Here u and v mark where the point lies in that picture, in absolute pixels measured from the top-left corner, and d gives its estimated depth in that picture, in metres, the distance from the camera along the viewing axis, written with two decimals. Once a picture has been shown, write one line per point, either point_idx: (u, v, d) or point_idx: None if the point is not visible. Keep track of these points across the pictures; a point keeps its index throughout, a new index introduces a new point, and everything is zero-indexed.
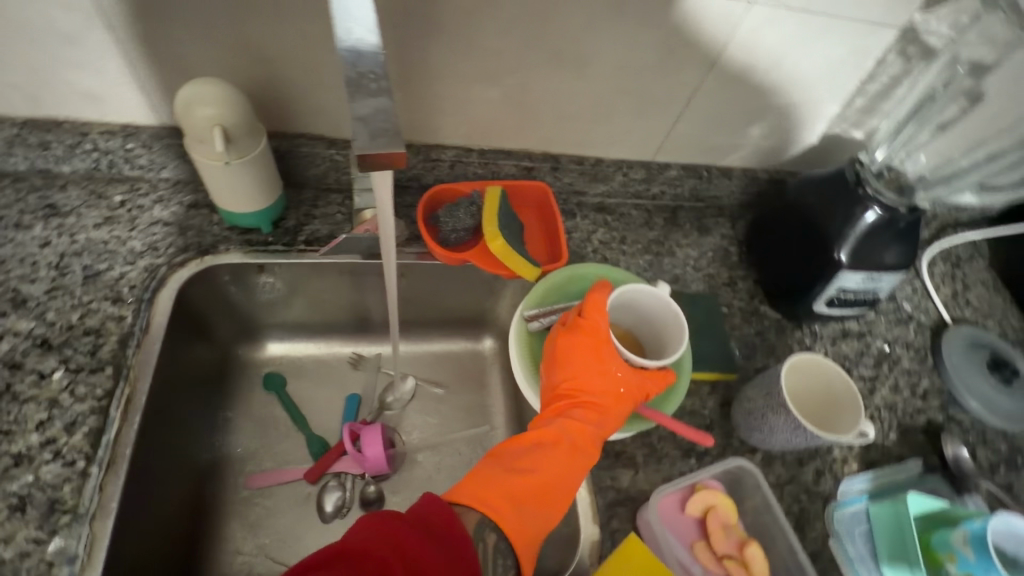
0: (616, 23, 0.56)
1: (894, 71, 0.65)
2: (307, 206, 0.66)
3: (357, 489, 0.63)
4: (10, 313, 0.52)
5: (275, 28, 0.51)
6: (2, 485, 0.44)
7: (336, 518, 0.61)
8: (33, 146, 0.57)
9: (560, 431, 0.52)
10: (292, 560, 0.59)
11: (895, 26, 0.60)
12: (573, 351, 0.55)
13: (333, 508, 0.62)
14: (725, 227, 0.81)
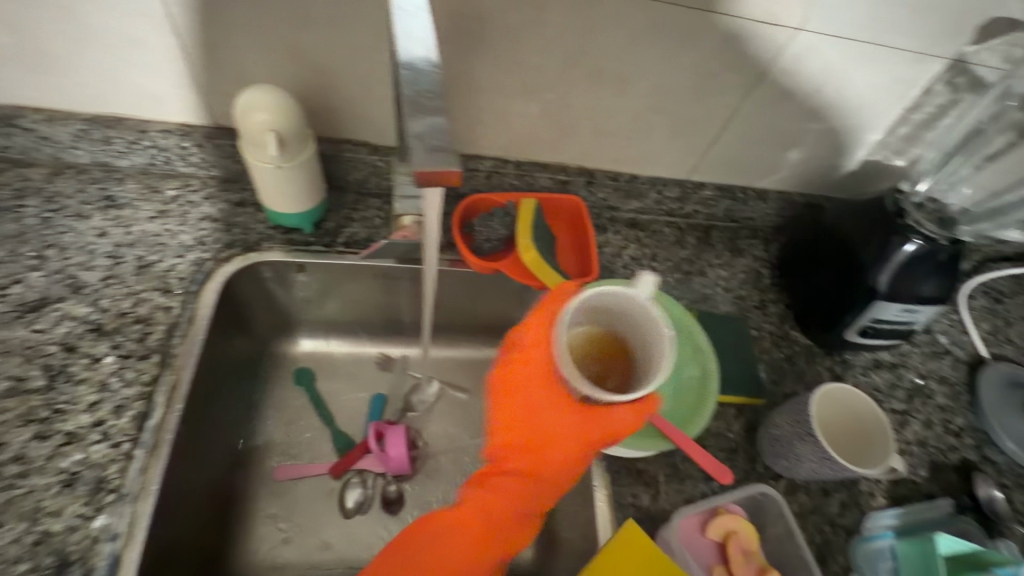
0: (659, 47, 0.56)
1: (939, 103, 0.64)
2: (347, 209, 0.68)
3: (380, 486, 0.65)
4: (67, 298, 0.55)
5: (331, 39, 0.53)
6: (53, 461, 0.47)
7: (358, 513, 0.63)
8: (98, 141, 0.60)
9: (473, 516, 0.46)
10: (314, 552, 0.61)
11: (945, 58, 0.59)
12: (527, 381, 0.46)
13: (354, 505, 0.63)
14: (757, 249, 0.80)
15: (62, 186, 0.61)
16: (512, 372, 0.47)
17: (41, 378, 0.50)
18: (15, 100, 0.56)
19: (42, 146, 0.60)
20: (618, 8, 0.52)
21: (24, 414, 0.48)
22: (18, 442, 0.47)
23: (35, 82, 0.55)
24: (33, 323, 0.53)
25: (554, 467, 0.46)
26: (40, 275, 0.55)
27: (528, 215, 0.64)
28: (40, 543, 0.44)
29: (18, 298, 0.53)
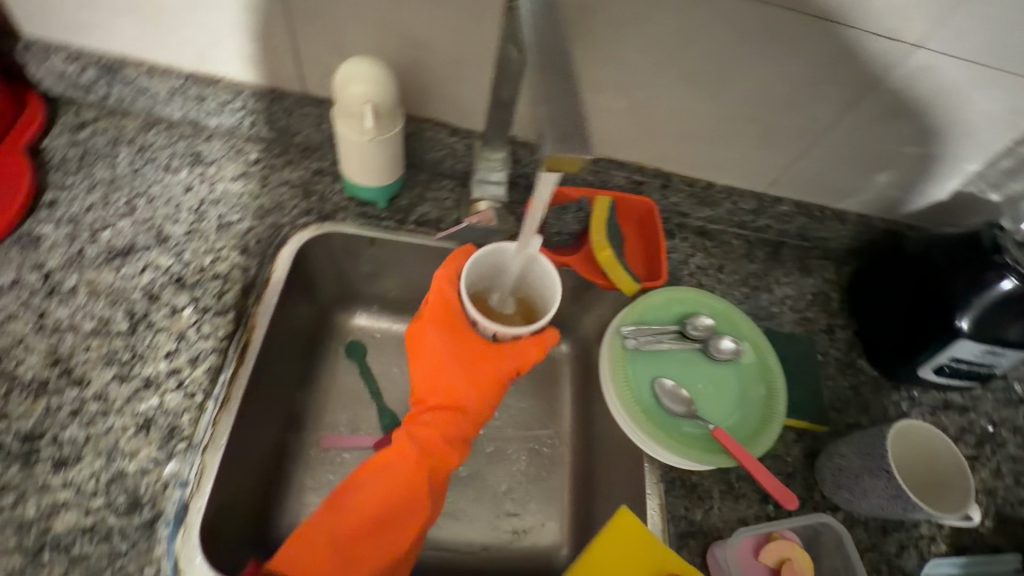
0: (764, 52, 0.54)
1: None
2: (420, 188, 0.68)
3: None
4: (152, 248, 0.56)
5: (432, 17, 0.53)
6: (130, 404, 0.48)
7: None
8: (194, 99, 0.61)
9: (412, 446, 0.53)
10: None
11: None
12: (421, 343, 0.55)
13: None
14: (828, 271, 0.77)
15: (154, 139, 0.63)
16: (417, 326, 0.56)
17: (124, 322, 0.51)
18: (122, 51, 0.58)
19: (141, 99, 0.62)
20: (731, 8, 0.51)
21: (106, 355, 0.50)
22: (100, 381, 0.48)
23: (145, 35, 0.56)
24: (123, 268, 0.54)
25: (464, 404, 0.55)
26: (129, 223, 0.57)
27: (603, 215, 0.62)
28: (114, 481, 0.45)
29: (108, 242, 0.55)
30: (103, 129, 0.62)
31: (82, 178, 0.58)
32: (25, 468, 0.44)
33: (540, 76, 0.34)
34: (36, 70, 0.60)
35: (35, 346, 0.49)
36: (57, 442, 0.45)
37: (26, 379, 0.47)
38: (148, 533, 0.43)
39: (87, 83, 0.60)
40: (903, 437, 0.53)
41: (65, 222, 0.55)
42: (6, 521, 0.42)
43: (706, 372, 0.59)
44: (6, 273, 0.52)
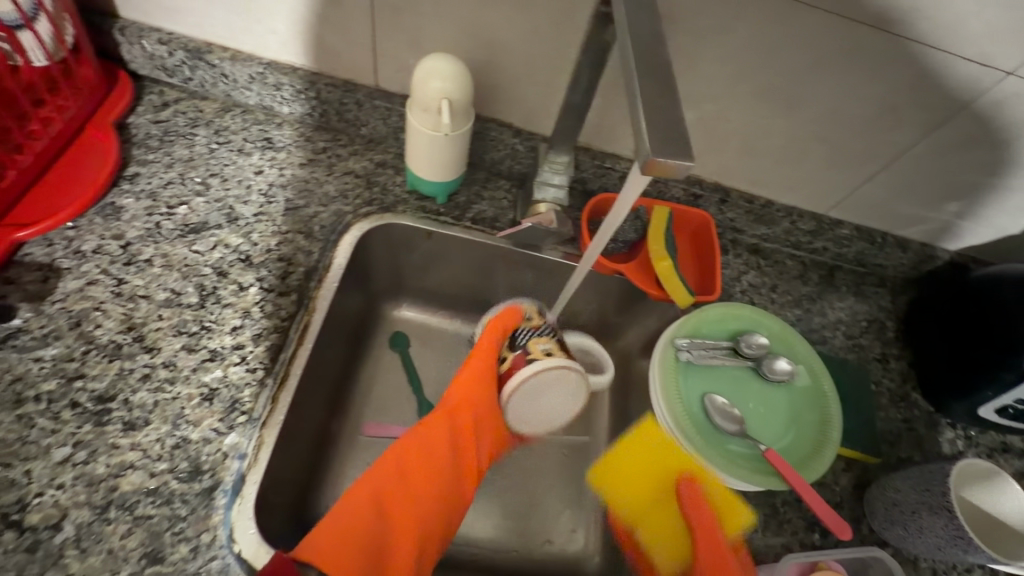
0: (844, 71, 0.54)
1: None
2: (478, 187, 0.69)
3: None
4: (223, 226, 0.58)
5: (512, 20, 0.54)
6: (197, 374, 0.50)
7: None
8: (272, 86, 0.64)
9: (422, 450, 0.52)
10: None
11: None
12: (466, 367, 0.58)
13: None
14: (884, 300, 0.75)
15: (230, 123, 0.65)
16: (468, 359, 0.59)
17: (195, 295, 0.53)
18: (210, 37, 0.61)
19: (222, 84, 0.64)
20: (817, 23, 0.50)
21: (177, 325, 0.52)
22: (171, 350, 0.50)
23: (234, 22, 0.59)
24: (196, 244, 0.56)
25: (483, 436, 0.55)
26: (203, 201, 0.59)
27: (660, 225, 0.62)
28: (178, 447, 0.46)
29: (183, 218, 0.57)
30: (183, 110, 0.65)
31: (162, 155, 0.61)
32: (97, 427, 0.46)
33: (638, 80, 0.34)
34: (127, 51, 0.62)
35: (111, 312, 0.51)
36: (128, 405, 0.47)
37: (103, 342, 0.49)
38: (207, 500, 0.45)
39: (174, 65, 0.63)
40: (972, 479, 0.51)
41: (144, 196, 0.58)
42: (77, 476, 0.44)
43: (757, 392, 0.59)
44: (89, 240, 0.54)
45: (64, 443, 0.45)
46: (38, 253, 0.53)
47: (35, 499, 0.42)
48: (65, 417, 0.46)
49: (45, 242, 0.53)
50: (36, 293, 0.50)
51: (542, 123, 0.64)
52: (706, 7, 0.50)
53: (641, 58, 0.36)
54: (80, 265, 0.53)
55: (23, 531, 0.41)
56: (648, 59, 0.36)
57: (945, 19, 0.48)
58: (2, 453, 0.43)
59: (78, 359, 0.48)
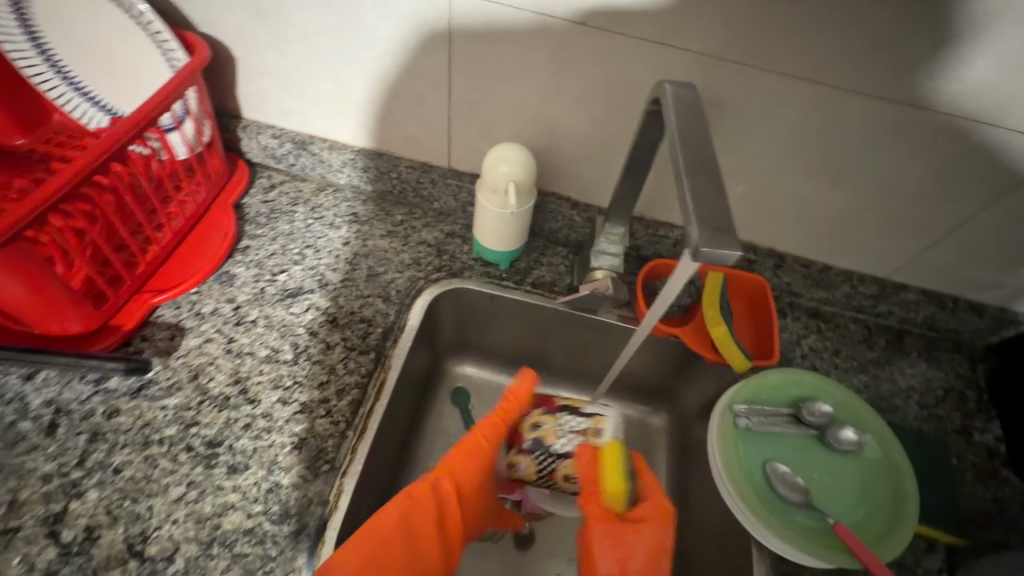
0: (895, 147, 0.56)
1: None
2: (537, 253, 0.74)
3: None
4: (315, 291, 0.66)
5: (573, 112, 0.61)
6: (289, 424, 0.56)
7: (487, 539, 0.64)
8: (360, 170, 0.73)
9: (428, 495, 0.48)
10: None
11: None
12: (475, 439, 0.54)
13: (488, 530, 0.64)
14: (962, 366, 0.72)
15: (323, 201, 0.75)
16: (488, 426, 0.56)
17: (290, 352, 0.61)
18: (314, 131, 0.72)
19: (319, 168, 0.75)
20: (864, 106, 0.53)
21: (273, 380, 0.59)
22: (268, 401, 0.57)
23: (334, 120, 0.69)
24: (292, 307, 0.64)
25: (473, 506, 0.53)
26: (299, 269, 0.68)
27: (715, 289, 0.64)
28: (271, 492, 0.52)
29: (283, 284, 0.66)
30: (286, 191, 0.76)
31: (268, 230, 0.71)
32: (207, 469, 0.52)
33: (689, 176, 0.38)
34: (247, 145, 0.75)
35: (223, 366, 0.59)
36: (232, 450, 0.54)
37: (214, 393, 0.57)
38: (294, 542, 0.49)
39: (282, 155, 0.75)
40: None
41: (253, 265, 0.68)
42: (188, 512, 0.50)
43: (823, 462, 0.57)
44: (208, 303, 0.64)
45: (180, 483, 0.51)
46: (168, 314, 0.62)
47: (154, 532, 0.49)
48: (181, 459, 0.52)
49: (174, 305, 0.63)
50: (165, 348, 0.60)
51: (599, 196, 0.69)
52: (753, 94, 0.55)
53: (691, 157, 0.40)
54: (200, 325, 0.62)
55: (143, 561, 0.47)
56: (699, 156, 0.40)
57: (997, 100, 0.50)
58: (131, 488, 0.50)
59: (194, 408, 0.56)
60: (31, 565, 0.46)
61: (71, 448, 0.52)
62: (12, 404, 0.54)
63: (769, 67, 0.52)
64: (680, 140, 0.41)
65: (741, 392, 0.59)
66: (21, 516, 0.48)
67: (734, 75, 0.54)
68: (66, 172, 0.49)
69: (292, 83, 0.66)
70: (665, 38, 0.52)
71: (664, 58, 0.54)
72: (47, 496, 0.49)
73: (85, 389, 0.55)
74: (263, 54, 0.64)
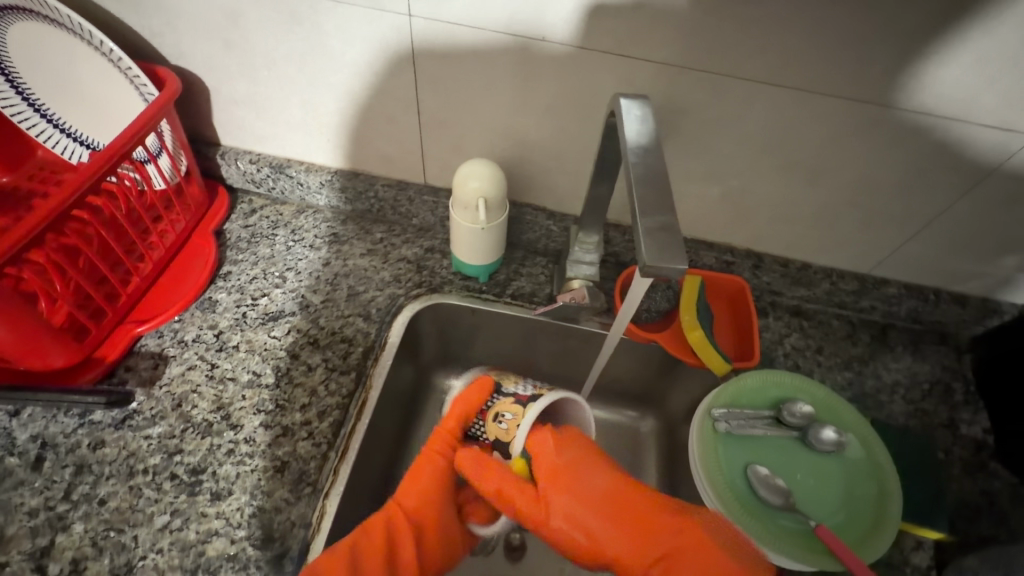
0: (860, 145, 0.56)
1: None
2: (516, 264, 0.74)
3: (502, 533, 0.66)
4: (296, 313, 0.67)
5: (540, 124, 0.61)
6: (271, 448, 0.56)
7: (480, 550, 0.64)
8: (338, 190, 0.74)
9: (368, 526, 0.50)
10: None
11: None
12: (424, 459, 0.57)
13: (480, 541, 0.64)
14: (949, 358, 0.71)
15: (304, 222, 0.76)
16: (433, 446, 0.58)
17: (271, 376, 0.61)
18: (290, 155, 0.73)
19: (298, 190, 0.76)
20: (824, 106, 0.53)
21: (256, 404, 0.59)
22: (250, 426, 0.58)
23: (309, 143, 0.70)
24: (273, 330, 0.65)
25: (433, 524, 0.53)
26: (280, 292, 0.69)
27: (692, 294, 0.64)
28: (254, 516, 0.52)
29: (264, 308, 0.67)
30: (267, 215, 0.77)
31: (248, 255, 0.72)
32: (191, 496, 0.53)
33: (641, 188, 0.39)
34: (226, 171, 0.76)
35: (206, 393, 0.60)
36: (216, 476, 0.54)
37: (197, 421, 0.58)
38: (277, 566, 0.50)
39: (261, 179, 0.76)
40: None
41: (234, 290, 0.68)
42: (173, 541, 0.50)
43: (806, 464, 0.57)
44: (190, 330, 0.64)
45: (164, 511, 0.52)
46: (152, 343, 0.63)
47: (139, 561, 0.49)
48: (165, 487, 0.53)
49: (157, 334, 0.64)
50: (148, 377, 0.60)
51: (573, 205, 0.70)
52: (715, 99, 0.55)
53: (643, 171, 0.40)
54: (183, 352, 0.63)
55: None
56: (651, 170, 0.40)
57: (956, 95, 0.50)
58: (117, 519, 0.51)
59: (178, 435, 0.56)
60: None
61: (57, 481, 0.53)
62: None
63: (727, 73, 0.53)
64: (634, 152, 0.42)
65: (722, 395, 0.59)
66: (8, 552, 0.49)
67: (695, 82, 0.54)
68: (40, 212, 0.50)
69: (265, 109, 0.67)
70: (623, 49, 0.53)
71: (624, 68, 0.54)
72: (34, 531, 0.50)
73: (71, 423, 0.56)
74: (234, 82, 0.65)
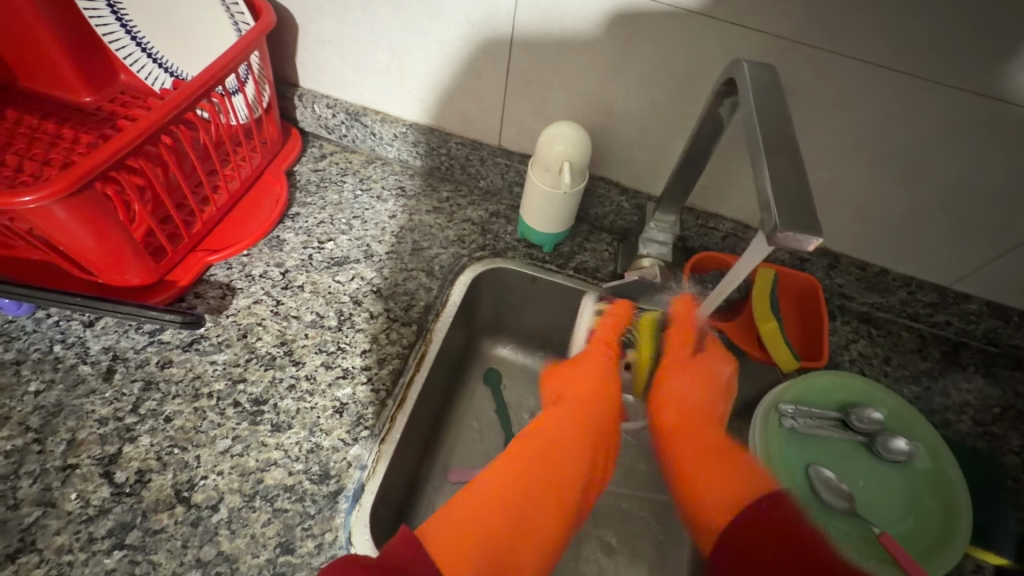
0: (976, 146, 0.53)
1: None
2: (581, 238, 0.73)
3: None
4: (361, 261, 0.67)
5: (633, 94, 0.59)
6: (331, 388, 0.57)
7: None
8: (411, 144, 0.73)
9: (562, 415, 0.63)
10: None
11: None
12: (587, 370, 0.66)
13: None
14: (1022, 385, 0.68)
15: (372, 173, 0.76)
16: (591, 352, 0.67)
17: (334, 319, 0.62)
18: (368, 104, 0.72)
19: (370, 140, 0.75)
20: (946, 101, 0.51)
21: (318, 345, 0.60)
22: (312, 364, 0.58)
23: (389, 94, 0.69)
24: (338, 275, 0.65)
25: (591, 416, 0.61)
26: (346, 238, 0.69)
27: (765, 285, 0.62)
28: (312, 452, 0.53)
29: (329, 252, 0.67)
30: (336, 162, 0.76)
31: (316, 200, 0.72)
32: (252, 425, 0.54)
33: (767, 158, 0.37)
34: (301, 114, 0.76)
35: (270, 328, 0.60)
36: (276, 409, 0.55)
37: (262, 353, 0.58)
38: (332, 503, 0.50)
39: (334, 126, 0.75)
40: None
41: (302, 232, 0.69)
42: (233, 465, 0.51)
43: (870, 470, 0.55)
44: (258, 265, 0.65)
45: (226, 436, 0.53)
46: (220, 274, 0.64)
47: (200, 480, 0.50)
48: (228, 414, 0.54)
49: (225, 266, 0.64)
50: (216, 306, 0.61)
51: (649, 183, 0.68)
52: (825, 83, 0.53)
53: (771, 140, 0.38)
54: (250, 286, 0.63)
55: (189, 507, 0.49)
56: (777, 140, 0.38)
57: None
58: (181, 437, 0.52)
59: (242, 364, 0.57)
60: (87, 501, 0.48)
61: (126, 394, 0.54)
62: (73, 348, 0.56)
63: (847, 54, 0.50)
64: (758, 122, 0.40)
65: (788, 393, 0.57)
66: (78, 455, 0.50)
67: (809, 61, 0.52)
68: (142, 124, 0.51)
69: (353, 53, 0.66)
70: (739, 18, 0.50)
71: (735, 40, 0.52)
72: (103, 438, 0.51)
73: (141, 340, 0.57)
74: (327, 22, 0.64)
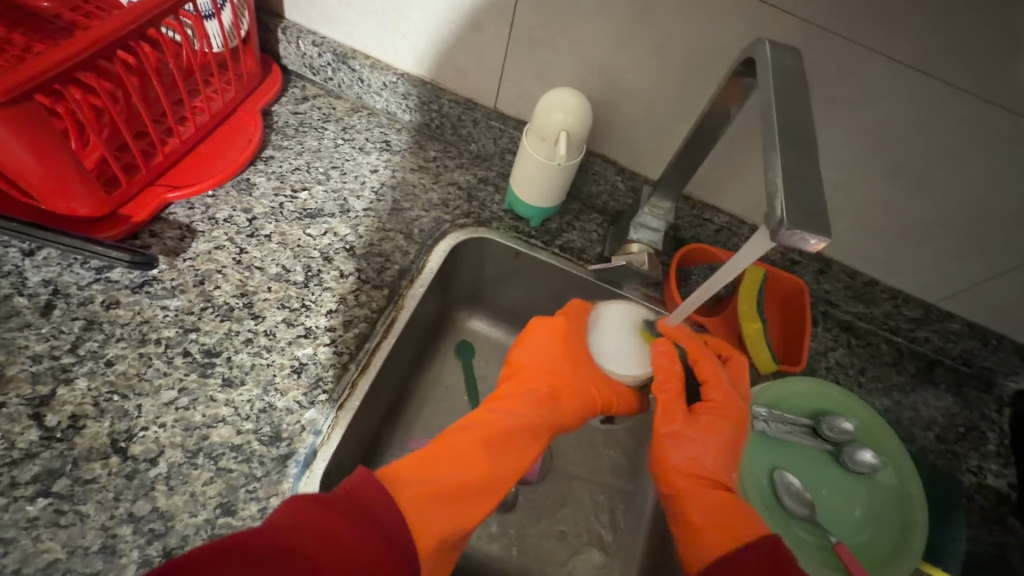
0: (988, 162, 0.51)
1: None
2: (571, 216, 0.70)
3: None
4: (335, 216, 0.63)
5: (644, 68, 0.55)
6: (291, 346, 0.53)
7: None
8: (401, 95, 0.68)
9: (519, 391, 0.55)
10: None
11: None
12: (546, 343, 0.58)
13: None
14: (989, 408, 0.68)
15: (357, 124, 0.71)
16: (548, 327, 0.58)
17: (301, 275, 0.58)
18: (359, 48, 0.67)
19: (357, 87, 0.70)
20: (967, 112, 0.48)
21: (282, 300, 0.56)
22: (273, 320, 0.55)
23: (383, 38, 0.64)
24: (310, 229, 0.61)
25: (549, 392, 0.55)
26: (322, 189, 0.64)
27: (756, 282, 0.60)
28: (265, 412, 0.50)
29: (303, 203, 0.63)
30: (319, 108, 0.71)
31: (293, 146, 0.67)
32: (201, 377, 0.50)
33: (781, 148, 0.34)
34: (286, 51, 0.70)
35: (230, 277, 0.56)
36: (229, 363, 0.51)
37: (219, 302, 0.54)
38: (281, 466, 0.48)
39: (320, 67, 0.70)
40: None
41: (275, 177, 0.64)
42: (177, 419, 0.48)
43: (834, 480, 0.55)
44: (223, 209, 0.60)
45: (172, 387, 0.49)
46: (180, 214, 0.59)
47: (140, 431, 0.47)
48: (177, 363, 0.50)
49: (187, 205, 0.60)
50: (172, 248, 0.57)
51: (648, 166, 0.65)
52: (844, 80, 0.50)
53: (786, 130, 0.35)
54: (212, 230, 0.59)
55: (125, 459, 0.46)
56: (793, 132, 0.36)
57: None
58: (122, 384, 0.48)
59: (196, 313, 0.53)
60: (12, 443, 0.44)
61: (65, 332, 0.50)
62: (9, 277, 0.51)
63: (874, 47, 0.47)
64: (775, 108, 0.37)
65: (763, 396, 0.57)
66: (7, 392, 0.46)
67: (833, 51, 0.48)
68: (94, 33, 0.45)
69: None
70: None
71: (761, 18, 0.48)
72: (35, 377, 0.47)
73: (86, 276, 0.53)
74: None
